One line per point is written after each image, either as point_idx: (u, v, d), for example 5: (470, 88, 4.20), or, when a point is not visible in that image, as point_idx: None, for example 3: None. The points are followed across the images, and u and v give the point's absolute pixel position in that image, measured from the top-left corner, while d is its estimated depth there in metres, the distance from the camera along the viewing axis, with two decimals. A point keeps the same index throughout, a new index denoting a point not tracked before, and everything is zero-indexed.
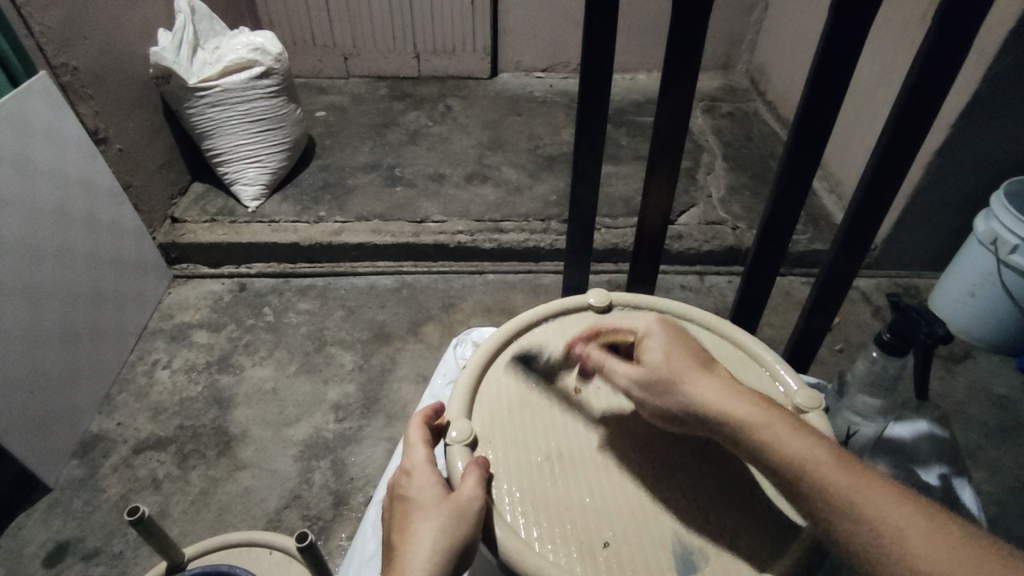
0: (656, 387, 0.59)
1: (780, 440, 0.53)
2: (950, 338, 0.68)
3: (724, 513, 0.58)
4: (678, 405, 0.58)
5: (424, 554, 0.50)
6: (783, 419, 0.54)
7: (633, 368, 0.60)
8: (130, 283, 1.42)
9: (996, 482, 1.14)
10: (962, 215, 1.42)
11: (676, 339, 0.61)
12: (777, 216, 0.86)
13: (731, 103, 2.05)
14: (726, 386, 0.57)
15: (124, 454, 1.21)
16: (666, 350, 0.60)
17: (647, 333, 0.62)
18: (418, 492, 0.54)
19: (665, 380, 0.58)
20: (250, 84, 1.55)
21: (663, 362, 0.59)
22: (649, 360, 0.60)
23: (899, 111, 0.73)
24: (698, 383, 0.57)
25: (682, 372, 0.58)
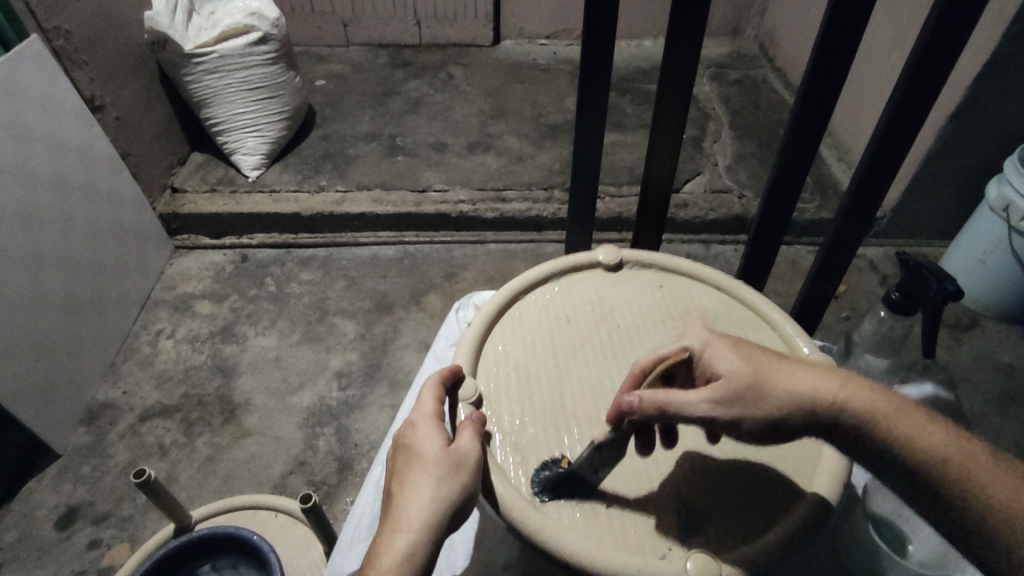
0: (749, 397, 0.51)
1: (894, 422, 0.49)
2: (961, 295, 0.67)
3: (728, 475, 0.58)
4: (775, 413, 0.51)
5: (420, 505, 0.50)
6: (886, 401, 0.50)
7: (711, 387, 0.53)
8: (131, 253, 1.41)
9: (998, 448, 1.14)
10: (973, 182, 1.39)
11: (741, 343, 0.55)
12: (783, 181, 0.84)
13: (740, 69, 2.00)
14: (815, 372, 0.52)
15: (131, 422, 1.22)
16: (739, 355, 0.54)
17: (706, 346, 0.56)
18: (418, 444, 0.54)
19: (751, 391, 0.52)
20: (247, 50, 1.51)
21: (741, 369, 0.52)
22: (725, 371, 0.53)
23: (912, 70, 0.70)
24: (788, 374, 0.52)
25: (769, 375, 0.52)
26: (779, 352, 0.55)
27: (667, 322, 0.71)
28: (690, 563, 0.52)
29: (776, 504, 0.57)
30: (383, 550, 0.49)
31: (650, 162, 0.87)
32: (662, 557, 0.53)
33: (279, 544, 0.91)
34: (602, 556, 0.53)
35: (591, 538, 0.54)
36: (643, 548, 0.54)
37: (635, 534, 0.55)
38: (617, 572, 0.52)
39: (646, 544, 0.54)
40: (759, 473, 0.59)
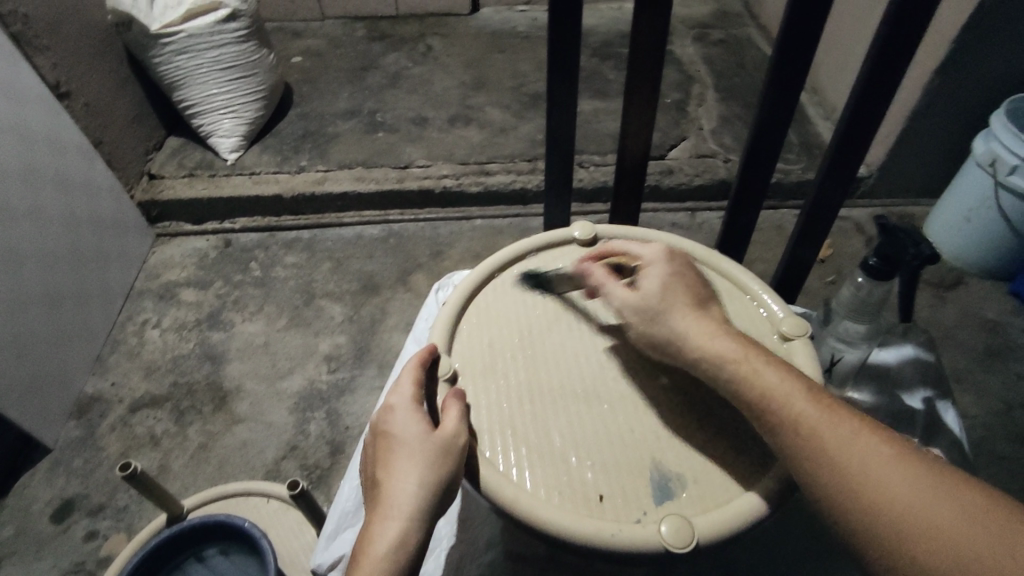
0: (643, 316, 0.58)
1: (761, 377, 0.52)
2: (938, 258, 0.65)
3: (704, 441, 0.57)
4: (657, 333, 0.58)
5: (407, 489, 0.50)
6: (758, 355, 0.54)
7: (627, 293, 0.60)
8: (111, 243, 1.39)
9: (983, 406, 1.15)
10: (959, 138, 1.38)
11: (678, 272, 0.60)
12: (762, 143, 0.82)
13: (725, 29, 1.96)
14: (716, 324, 0.57)
15: (121, 413, 1.22)
16: (665, 281, 0.59)
17: (650, 263, 0.61)
18: (399, 428, 0.54)
19: (651, 308, 0.58)
20: (216, 29, 1.47)
21: (659, 291, 0.58)
22: (649, 286, 0.59)
23: (888, 26, 0.68)
24: (686, 317, 0.57)
25: (677, 311, 0.57)
26: (703, 299, 0.59)
27: None
28: (665, 526, 0.52)
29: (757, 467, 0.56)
30: (374, 536, 0.49)
31: (627, 128, 0.84)
32: (637, 523, 0.53)
33: (273, 529, 0.92)
34: (576, 523, 0.53)
35: (565, 509, 0.54)
36: (620, 515, 0.53)
37: (611, 502, 0.54)
38: (591, 539, 0.52)
39: (623, 511, 0.54)
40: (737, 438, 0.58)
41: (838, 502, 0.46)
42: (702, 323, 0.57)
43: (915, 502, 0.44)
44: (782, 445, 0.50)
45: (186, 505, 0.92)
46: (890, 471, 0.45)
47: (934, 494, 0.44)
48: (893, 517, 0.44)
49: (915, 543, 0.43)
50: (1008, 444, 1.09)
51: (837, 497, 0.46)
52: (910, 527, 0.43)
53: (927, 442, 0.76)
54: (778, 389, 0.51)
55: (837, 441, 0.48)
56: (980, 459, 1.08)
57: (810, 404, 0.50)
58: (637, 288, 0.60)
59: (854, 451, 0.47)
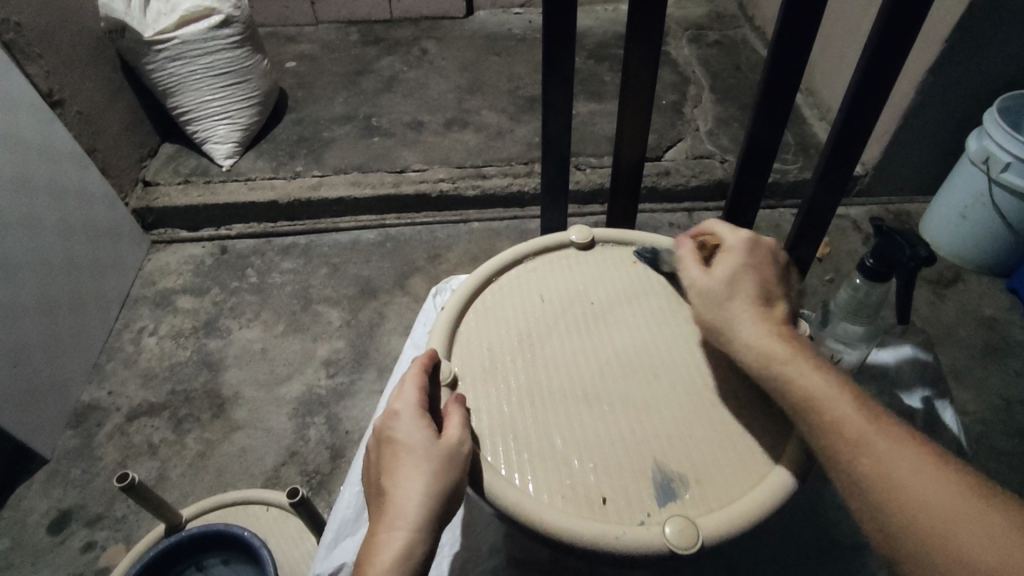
0: (709, 298, 0.59)
1: (807, 378, 0.52)
2: (934, 260, 0.64)
3: (706, 443, 0.57)
4: (714, 319, 0.58)
5: (413, 498, 0.50)
6: (804, 355, 0.54)
7: (700, 274, 0.60)
8: (106, 251, 1.38)
9: (982, 402, 1.16)
10: (953, 136, 1.39)
11: (755, 267, 0.59)
12: (758, 144, 0.82)
13: (719, 30, 1.96)
14: (773, 324, 0.56)
15: (118, 422, 1.21)
16: (738, 271, 0.59)
17: (731, 251, 0.60)
18: (404, 434, 0.53)
19: (718, 293, 0.59)
20: (209, 35, 1.46)
21: (731, 280, 0.58)
22: (721, 273, 0.59)
23: (882, 26, 0.68)
24: (747, 311, 0.57)
25: (738, 303, 0.58)
26: (770, 296, 0.59)
27: (639, 293, 0.71)
28: (668, 528, 0.51)
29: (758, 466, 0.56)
30: (380, 546, 0.49)
31: (623, 131, 0.84)
32: (640, 525, 0.53)
33: (273, 537, 0.91)
34: (580, 526, 0.52)
35: (569, 512, 0.54)
36: (623, 517, 0.53)
37: (614, 504, 0.54)
38: (596, 542, 0.52)
39: (625, 513, 0.53)
40: (736, 439, 0.57)
41: (877, 504, 0.46)
42: (756, 319, 0.57)
43: (953, 505, 0.44)
44: (822, 444, 0.50)
45: (184, 515, 0.91)
46: (929, 475, 0.45)
47: (944, 496, 0.44)
48: (933, 519, 0.44)
49: (953, 546, 0.42)
50: (1008, 440, 1.10)
51: (875, 500, 0.46)
52: (949, 529, 0.43)
53: None
54: (811, 382, 0.52)
55: (877, 444, 0.48)
56: (981, 455, 1.08)
57: (853, 406, 0.50)
58: (710, 272, 0.60)
59: (894, 454, 0.47)
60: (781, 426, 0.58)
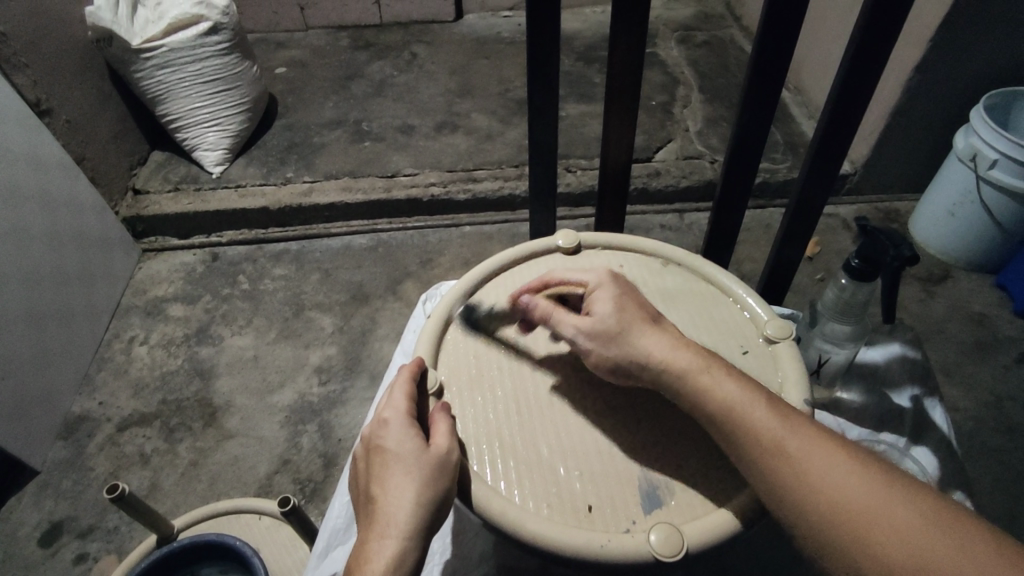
0: (602, 339, 0.56)
1: (719, 387, 0.52)
2: (917, 260, 0.64)
3: (693, 449, 0.57)
4: (619, 355, 0.56)
5: (403, 507, 0.50)
6: (718, 364, 0.54)
7: (580, 320, 0.58)
8: (96, 260, 1.38)
9: (973, 398, 1.16)
10: (941, 134, 1.39)
11: (627, 292, 0.59)
12: (744, 145, 0.82)
13: (708, 30, 1.97)
14: (672, 338, 0.56)
15: (109, 433, 1.20)
16: (615, 305, 0.57)
17: (598, 286, 0.59)
18: (394, 443, 0.53)
19: (609, 330, 0.56)
20: (198, 42, 1.46)
21: (614, 314, 0.57)
22: (603, 310, 0.57)
23: (864, 26, 0.68)
24: (647, 334, 0.56)
25: (636, 331, 0.56)
26: (657, 316, 0.58)
27: None
28: (654, 535, 0.51)
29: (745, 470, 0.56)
30: (371, 556, 0.49)
31: (610, 135, 0.84)
32: (626, 532, 0.53)
33: (265, 546, 0.91)
34: (564, 535, 0.52)
35: (554, 521, 0.53)
36: (609, 524, 0.53)
37: (599, 512, 0.54)
38: (581, 551, 0.52)
39: (611, 521, 0.53)
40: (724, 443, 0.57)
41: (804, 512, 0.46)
42: (658, 338, 0.56)
43: (871, 506, 0.44)
44: (746, 456, 0.50)
45: (176, 525, 0.90)
46: (875, 492, 0.44)
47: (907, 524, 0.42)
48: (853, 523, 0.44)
49: (874, 551, 0.43)
50: (998, 436, 1.10)
51: (799, 509, 0.46)
52: (868, 532, 0.43)
53: (915, 440, 0.77)
54: (730, 393, 0.52)
55: (795, 449, 0.48)
56: (971, 451, 1.08)
57: (764, 412, 0.50)
58: (590, 313, 0.58)
59: (811, 457, 0.47)
60: None
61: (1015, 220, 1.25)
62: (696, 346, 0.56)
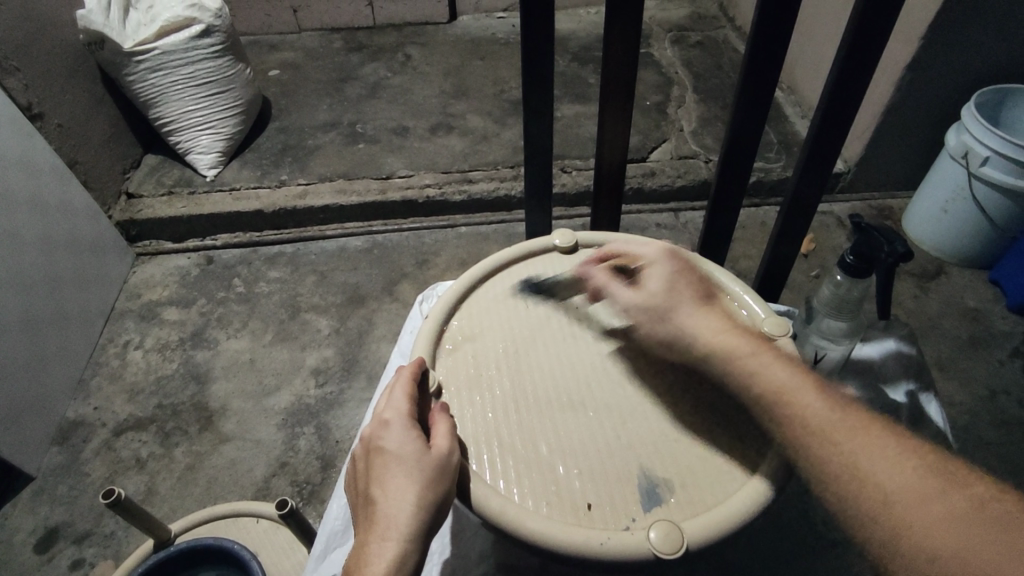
0: (650, 314, 0.59)
1: (768, 370, 0.52)
2: (911, 256, 0.67)
3: (691, 447, 0.57)
4: (667, 331, 0.58)
5: (405, 509, 0.50)
6: (768, 349, 0.54)
7: (631, 294, 0.60)
8: (90, 265, 1.37)
9: (968, 393, 1.17)
10: (932, 131, 1.40)
11: (680, 271, 0.60)
12: (738, 145, 0.82)
13: (701, 30, 1.98)
14: (720, 321, 0.56)
15: (105, 438, 1.20)
16: (668, 280, 0.59)
17: (651, 263, 0.61)
18: (395, 445, 0.53)
19: (658, 305, 0.58)
20: (190, 45, 1.45)
21: (665, 290, 0.58)
22: (653, 286, 0.59)
23: (856, 24, 0.68)
24: (696, 314, 0.57)
25: (683, 310, 0.57)
26: (711, 295, 0.59)
27: None
28: (654, 533, 0.51)
29: (742, 468, 0.56)
30: (372, 558, 0.48)
31: (605, 135, 0.84)
32: (626, 530, 0.53)
33: (263, 549, 0.91)
34: (564, 533, 0.52)
35: (553, 519, 0.53)
36: (607, 522, 0.53)
37: (599, 511, 0.54)
38: (580, 549, 0.52)
39: (610, 519, 0.53)
40: (720, 442, 0.58)
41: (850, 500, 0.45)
42: (706, 319, 0.56)
43: (924, 502, 0.43)
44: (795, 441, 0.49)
45: (173, 529, 0.90)
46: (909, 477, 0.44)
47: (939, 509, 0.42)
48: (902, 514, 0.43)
49: (919, 545, 0.41)
50: (993, 430, 1.11)
51: (842, 496, 0.46)
52: (905, 517, 0.43)
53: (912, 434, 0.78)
54: (772, 375, 0.52)
55: (851, 439, 0.47)
56: (968, 446, 1.09)
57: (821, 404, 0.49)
58: (641, 287, 0.60)
59: (865, 448, 0.46)
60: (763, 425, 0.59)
61: (1005, 217, 1.26)
62: (750, 330, 0.56)
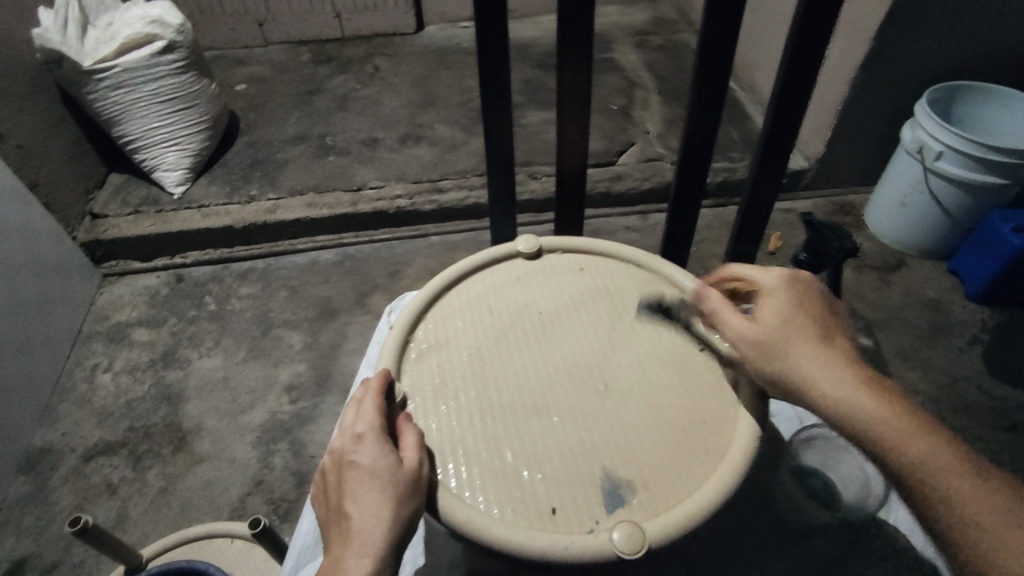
0: (759, 349, 0.57)
1: (876, 421, 0.50)
2: (857, 251, 0.69)
3: (650, 448, 0.58)
4: (773, 368, 0.56)
5: (379, 524, 0.50)
6: (888, 404, 0.51)
7: (742, 324, 0.59)
8: (55, 288, 1.34)
9: (931, 380, 1.20)
10: (887, 128, 1.45)
11: (805, 306, 0.57)
12: (694, 149, 0.84)
13: (664, 35, 2.01)
14: (838, 362, 0.54)
15: (74, 464, 1.17)
16: (789, 316, 0.56)
17: (770, 294, 0.59)
18: (368, 460, 0.52)
19: (769, 342, 0.56)
20: (152, 61, 1.44)
21: (784, 328, 0.56)
22: (769, 318, 0.57)
23: (798, 30, 0.71)
24: (814, 357, 0.54)
25: (806, 353, 0.54)
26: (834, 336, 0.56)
27: (586, 302, 0.72)
28: (617, 534, 0.52)
29: (699, 467, 0.57)
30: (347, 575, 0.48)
31: (565, 142, 0.86)
32: (590, 532, 0.53)
33: (237, 570, 0.89)
34: (529, 538, 0.53)
35: (519, 525, 0.54)
36: (573, 526, 0.54)
37: (563, 514, 0.54)
38: (543, 554, 0.52)
39: (575, 522, 0.54)
40: (680, 442, 0.59)
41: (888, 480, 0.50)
42: (823, 360, 0.54)
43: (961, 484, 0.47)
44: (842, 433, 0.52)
45: (144, 554, 0.88)
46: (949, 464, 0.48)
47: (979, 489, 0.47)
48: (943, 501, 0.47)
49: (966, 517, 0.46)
50: (955, 417, 1.14)
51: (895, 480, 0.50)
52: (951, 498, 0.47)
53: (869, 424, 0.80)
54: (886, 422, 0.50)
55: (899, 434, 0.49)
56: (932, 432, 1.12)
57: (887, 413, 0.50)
58: (755, 318, 0.58)
59: (900, 422, 0.50)
60: (716, 422, 0.60)
61: (960, 209, 1.31)
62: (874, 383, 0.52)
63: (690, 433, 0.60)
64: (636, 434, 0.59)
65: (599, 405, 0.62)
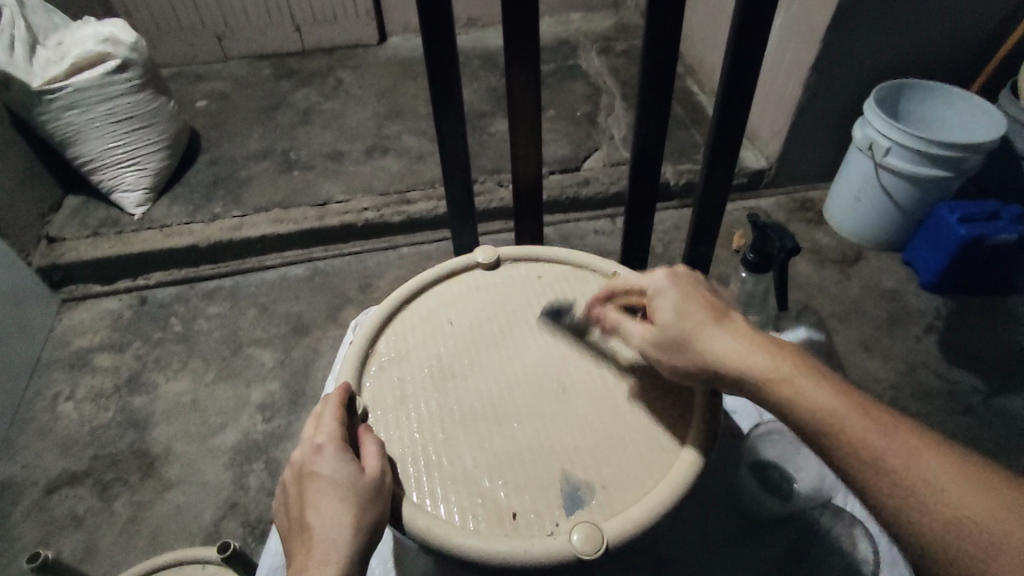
0: (669, 347, 0.57)
1: (803, 395, 0.51)
2: (799, 249, 0.76)
3: (608, 449, 0.59)
4: (690, 361, 0.56)
5: (341, 534, 0.50)
6: (797, 368, 0.52)
7: (645, 330, 0.59)
8: (11, 316, 1.29)
9: (891, 367, 1.24)
10: (839, 126, 1.50)
11: (692, 294, 0.58)
12: (648, 155, 0.86)
13: (625, 40, 2.05)
14: (740, 338, 0.55)
15: (36, 497, 1.13)
16: (680, 306, 0.58)
17: (659, 293, 0.60)
18: (328, 471, 0.52)
19: (675, 336, 0.57)
20: (106, 81, 1.41)
21: (679, 321, 0.57)
22: (664, 319, 0.58)
23: (736, 37, 0.73)
24: (717, 337, 0.55)
25: (709, 339, 0.55)
26: (723, 312, 0.58)
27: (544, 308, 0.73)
28: (576, 534, 0.53)
29: (656, 467, 0.58)
30: None
31: (523, 151, 0.87)
32: (550, 534, 0.54)
33: None
34: (492, 543, 0.53)
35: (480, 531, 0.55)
36: (535, 529, 0.54)
37: (524, 518, 0.55)
38: (506, 559, 0.53)
39: (536, 525, 0.55)
40: (635, 442, 0.60)
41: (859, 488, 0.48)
42: (727, 338, 0.55)
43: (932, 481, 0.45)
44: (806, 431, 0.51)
45: None
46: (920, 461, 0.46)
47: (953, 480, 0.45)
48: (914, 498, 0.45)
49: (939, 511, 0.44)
50: (915, 402, 1.18)
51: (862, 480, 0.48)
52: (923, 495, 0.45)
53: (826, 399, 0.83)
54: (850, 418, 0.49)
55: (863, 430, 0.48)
56: None
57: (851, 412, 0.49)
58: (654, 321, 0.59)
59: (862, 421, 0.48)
60: (671, 421, 0.62)
61: (911, 202, 1.36)
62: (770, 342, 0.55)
63: (647, 432, 0.61)
64: (594, 436, 0.60)
65: (559, 410, 0.62)
